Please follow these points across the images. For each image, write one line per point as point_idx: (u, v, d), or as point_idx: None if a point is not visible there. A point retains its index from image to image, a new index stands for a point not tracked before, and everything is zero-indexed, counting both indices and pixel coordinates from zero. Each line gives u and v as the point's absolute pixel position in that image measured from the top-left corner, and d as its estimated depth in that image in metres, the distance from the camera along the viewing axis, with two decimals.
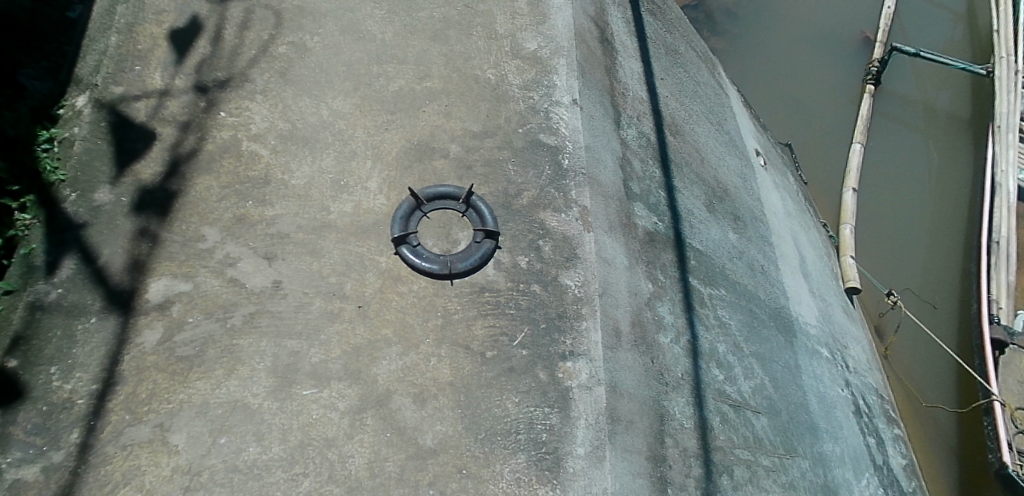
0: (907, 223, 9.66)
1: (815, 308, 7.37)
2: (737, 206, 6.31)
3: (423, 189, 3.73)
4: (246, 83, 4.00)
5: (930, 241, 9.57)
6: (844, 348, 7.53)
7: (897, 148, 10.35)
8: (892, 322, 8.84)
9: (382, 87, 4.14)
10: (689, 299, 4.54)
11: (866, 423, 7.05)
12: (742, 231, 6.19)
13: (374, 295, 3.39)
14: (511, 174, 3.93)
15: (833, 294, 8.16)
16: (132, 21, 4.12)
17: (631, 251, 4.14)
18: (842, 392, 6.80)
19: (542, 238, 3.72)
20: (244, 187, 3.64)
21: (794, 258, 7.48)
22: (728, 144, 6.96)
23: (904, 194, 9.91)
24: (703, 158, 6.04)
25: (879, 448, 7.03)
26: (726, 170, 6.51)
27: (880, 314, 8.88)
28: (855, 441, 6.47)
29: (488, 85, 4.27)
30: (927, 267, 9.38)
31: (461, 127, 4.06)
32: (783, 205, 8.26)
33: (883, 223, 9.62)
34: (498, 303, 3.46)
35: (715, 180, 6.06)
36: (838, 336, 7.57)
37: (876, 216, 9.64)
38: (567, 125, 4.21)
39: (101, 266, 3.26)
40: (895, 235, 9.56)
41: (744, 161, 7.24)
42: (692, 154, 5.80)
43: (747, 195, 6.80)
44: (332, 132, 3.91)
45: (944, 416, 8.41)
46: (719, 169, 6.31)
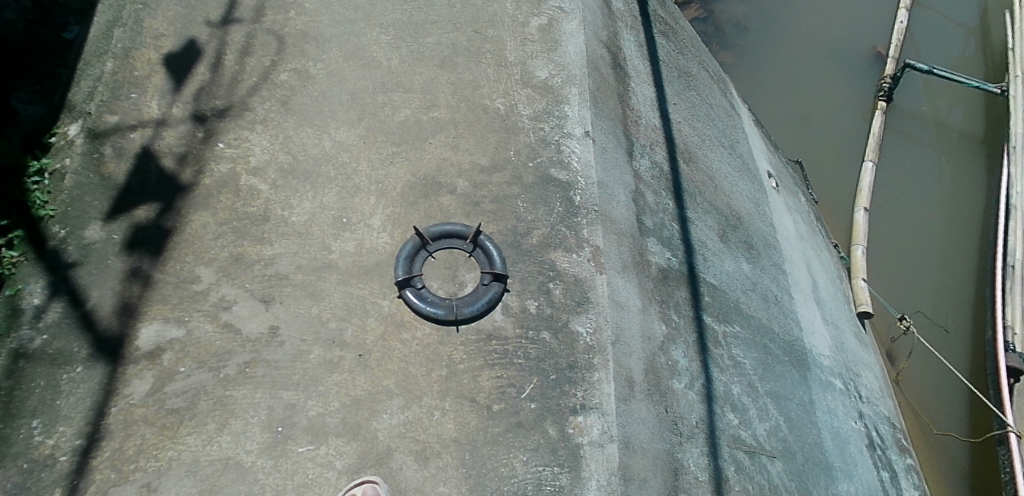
0: (918, 246, 9.40)
1: (828, 337, 7.17)
2: (750, 234, 6.13)
3: (428, 227, 3.56)
4: (246, 112, 3.86)
5: (943, 265, 9.28)
6: (856, 377, 7.32)
7: (908, 167, 10.08)
8: (904, 348, 8.64)
9: (387, 117, 3.99)
10: (704, 340, 4.35)
11: (880, 457, 6.84)
12: (756, 260, 6.01)
13: (376, 342, 3.23)
14: (520, 211, 3.76)
15: (844, 318, 7.95)
16: (129, 45, 3.99)
17: (644, 292, 3.96)
18: (856, 425, 6.61)
19: (553, 280, 3.55)
20: (242, 223, 3.49)
21: (807, 285, 7.29)
22: (741, 168, 6.81)
23: (916, 216, 9.64)
24: (717, 186, 5.86)
25: (893, 482, 6.81)
26: (739, 197, 6.33)
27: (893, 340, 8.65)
28: (869, 477, 6.27)
29: (497, 115, 4.10)
30: (940, 292, 9.10)
31: (469, 161, 3.90)
32: (795, 227, 8.07)
33: (896, 245, 9.37)
34: (506, 353, 3.30)
35: (728, 207, 5.88)
36: (851, 364, 7.36)
37: (887, 239, 9.41)
38: (579, 159, 4.02)
39: (90, 309, 3.12)
40: (907, 258, 9.31)
41: (757, 185, 7.08)
42: (705, 183, 5.62)
43: (760, 221, 6.63)
44: (334, 165, 3.75)
45: (956, 445, 8.15)
46: (733, 197, 6.13)
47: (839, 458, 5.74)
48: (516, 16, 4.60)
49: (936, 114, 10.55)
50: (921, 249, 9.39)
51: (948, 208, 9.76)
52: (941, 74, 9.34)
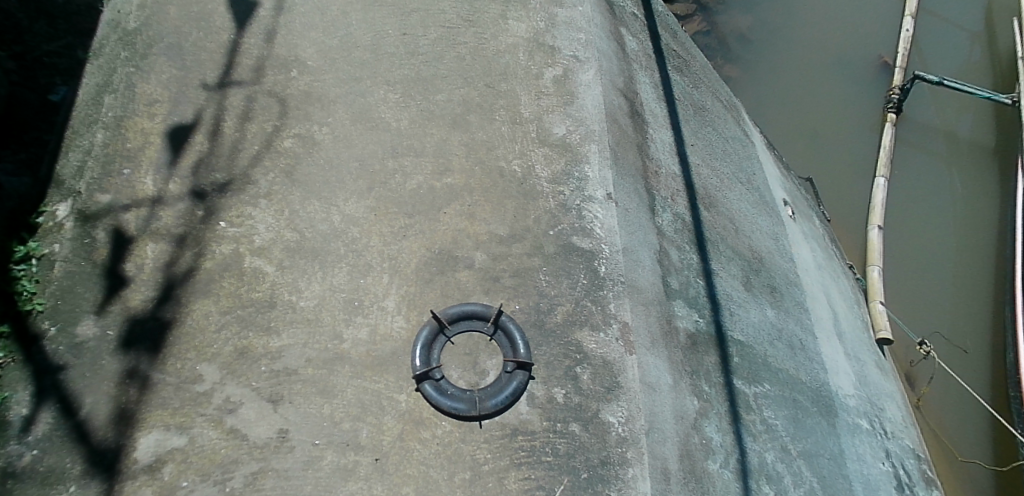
0: (933, 262, 8.57)
1: (851, 369, 6.47)
2: (773, 276, 5.85)
3: (446, 309, 3.34)
4: (249, 185, 3.66)
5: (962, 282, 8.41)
6: (881, 410, 6.54)
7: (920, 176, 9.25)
8: (925, 374, 7.77)
9: (398, 185, 3.77)
10: (736, 408, 4.09)
11: None
12: (781, 304, 5.71)
13: (393, 443, 3.01)
14: (543, 285, 3.53)
15: (863, 347, 7.09)
16: (121, 114, 3.79)
17: (674, 364, 3.72)
18: (884, 467, 5.92)
19: (580, 364, 3.32)
20: (247, 311, 3.28)
21: (826, 314, 6.70)
22: (758, 202, 6.53)
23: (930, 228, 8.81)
24: (737, 228, 5.60)
25: None
26: (759, 235, 6.06)
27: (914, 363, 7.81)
28: None
29: (514, 179, 3.89)
30: (960, 312, 8.24)
31: (486, 231, 3.67)
32: (813, 254, 7.45)
33: (911, 262, 8.54)
34: (533, 450, 3.06)
35: (750, 250, 5.59)
36: (875, 398, 6.59)
37: (903, 254, 8.59)
38: (602, 225, 3.79)
39: (83, 418, 2.95)
40: (922, 275, 8.47)
41: (775, 216, 6.77)
42: (725, 226, 5.35)
43: (781, 257, 6.32)
44: (344, 241, 3.54)
45: (982, 475, 7.29)
46: (753, 236, 5.86)
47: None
48: (530, 68, 4.41)
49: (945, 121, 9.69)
50: (938, 266, 8.54)
51: (964, 219, 8.88)
52: (951, 83, 8.82)
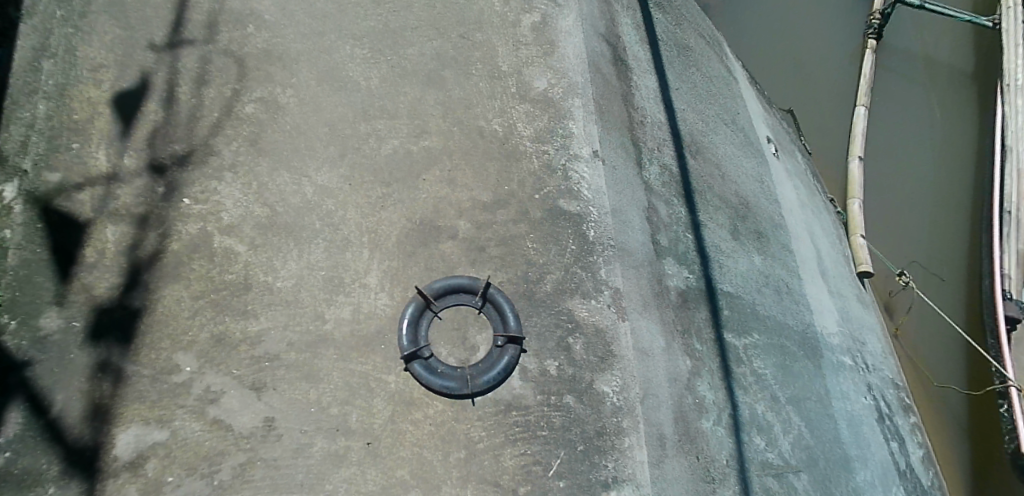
0: (911, 190, 8.02)
1: (833, 307, 6.29)
2: (759, 221, 5.74)
3: (431, 283, 3.22)
4: (212, 156, 3.39)
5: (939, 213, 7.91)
6: (862, 346, 6.41)
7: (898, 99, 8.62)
8: (903, 303, 7.40)
9: (374, 151, 3.55)
10: (727, 363, 4.07)
11: (890, 428, 6.04)
12: (767, 249, 5.62)
13: (385, 426, 2.92)
14: (530, 252, 3.40)
15: (842, 281, 6.78)
16: (63, 81, 3.43)
17: (666, 325, 3.66)
18: (865, 402, 5.90)
19: (572, 334, 3.24)
20: (221, 295, 3.10)
21: (810, 253, 6.48)
22: (743, 143, 6.34)
23: (908, 153, 8.24)
24: (724, 174, 5.43)
25: (902, 451, 6.03)
26: (745, 178, 5.94)
27: (890, 293, 7.39)
28: (881, 455, 5.64)
29: (496, 139, 3.69)
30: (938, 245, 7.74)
31: (469, 197, 3.50)
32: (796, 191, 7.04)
33: (890, 191, 7.98)
34: (528, 425, 3.01)
35: (737, 197, 5.46)
36: (856, 333, 6.42)
37: (882, 182, 8.02)
38: (589, 185, 3.64)
39: (56, 417, 2.78)
40: (901, 205, 7.92)
41: (760, 157, 6.58)
42: (712, 174, 5.20)
43: (766, 200, 6.19)
44: (320, 215, 3.35)
45: (955, 399, 7.08)
46: (739, 182, 5.74)
47: (858, 447, 5.33)
48: (506, 15, 4.12)
49: (924, 45, 9.06)
50: (914, 196, 7.99)
51: (941, 145, 8.30)
52: (933, 7, 8.45)
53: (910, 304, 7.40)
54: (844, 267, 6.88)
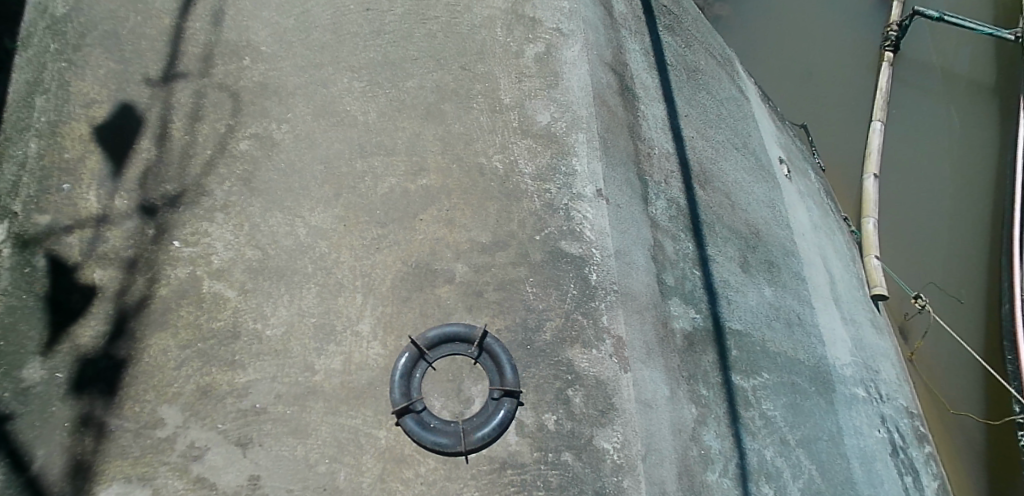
0: (925, 206, 7.59)
1: (847, 335, 6.00)
2: (770, 250, 5.55)
3: (425, 332, 3.10)
4: (204, 196, 3.26)
5: (954, 231, 7.45)
6: (878, 374, 6.10)
7: (914, 111, 8.21)
8: (920, 326, 6.93)
9: (369, 189, 3.42)
10: (734, 407, 3.91)
11: (905, 461, 5.73)
12: (777, 279, 5.42)
13: (374, 485, 2.83)
14: (529, 298, 3.28)
15: (858, 304, 6.45)
16: (55, 118, 3.31)
17: (671, 371, 3.50)
18: (879, 434, 5.61)
19: (572, 386, 3.11)
20: (209, 344, 2.99)
21: (823, 277, 6.19)
22: (754, 167, 6.14)
23: (924, 167, 7.82)
24: (733, 203, 5.24)
25: (917, 484, 5.70)
26: (756, 204, 5.78)
27: (905, 315, 6.97)
28: (895, 492, 5.35)
29: (496, 177, 3.57)
30: (951, 264, 7.30)
31: (467, 239, 3.37)
32: (809, 213, 6.72)
33: (903, 206, 7.56)
34: (523, 485, 2.90)
35: (747, 226, 5.27)
36: (871, 362, 6.11)
37: (896, 196, 7.59)
38: (592, 226, 3.51)
39: (36, 473, 2.68)
40: (915, 221, 7.49)
41: (772, 180, 6.36)
42: (721, 203, 5.04)
43: (777, 226, 5.98)
44: (312, 257, 3.22)
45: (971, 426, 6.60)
46: (750, 209, 5.58)
47: (870, 485, 5.13)
48: (509, 45, 4.00)
49: (943, 57, 8.63)
50: (927, 211, 7.56)
51: (958, 161, 7.87)
52: (952, 19, 7.96)
53: (927, 328, 6.94)
54: (859, 290, 6.56)
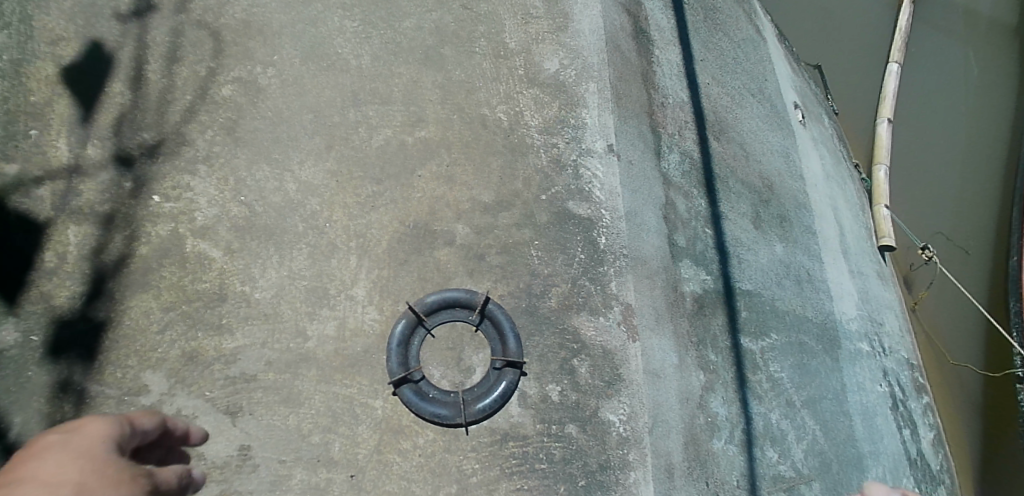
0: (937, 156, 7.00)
1: (852, 287, 5.59)
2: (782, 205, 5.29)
3: (424, 297, 2.93)
4: (185, 146, 2.97)
5: (967, 185, 6.89)
6: (882, 327, 5.70)
7: (934, 50, 7.47)
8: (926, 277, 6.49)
9: (362, 141, 3.16)
10: (744, 370, 3.75)
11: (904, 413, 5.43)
12: (788, 234, 5.18)
13: (370, 457, 2.72)
14: (534, 263, 3.09)
15: (864, 256, 6.01)
16: (18, 56, 2.95)
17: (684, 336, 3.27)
18: (880, 390, 5.28)
19: (577, 356, 2.97)
20: (194, 308, 2.78)
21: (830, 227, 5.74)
22: (769, 113, 5.78)
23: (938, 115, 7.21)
24: (748, 153, 4.95)
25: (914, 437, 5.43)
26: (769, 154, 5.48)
27: (911, 266, 6.52)
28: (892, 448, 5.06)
29: (500, 130, 3.31)
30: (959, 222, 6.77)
31: (468, 198, 3.15)
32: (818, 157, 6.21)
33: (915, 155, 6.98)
34: (525, 458, 2.79)
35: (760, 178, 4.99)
36: (876, 314, 5.71)
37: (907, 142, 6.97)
38: (602, 185, 3.28)
39: (14, 442, 2.52)
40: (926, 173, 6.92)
41: (785, 124, 5.90)
42: (736, 155, 4.77)
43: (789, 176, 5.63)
44: (302, 216, 2.98)
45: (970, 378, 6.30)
46: (764, 162, 5.30)
47: (873, 440, 4.92)
48: None
49: None
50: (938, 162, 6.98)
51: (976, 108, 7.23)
52: None
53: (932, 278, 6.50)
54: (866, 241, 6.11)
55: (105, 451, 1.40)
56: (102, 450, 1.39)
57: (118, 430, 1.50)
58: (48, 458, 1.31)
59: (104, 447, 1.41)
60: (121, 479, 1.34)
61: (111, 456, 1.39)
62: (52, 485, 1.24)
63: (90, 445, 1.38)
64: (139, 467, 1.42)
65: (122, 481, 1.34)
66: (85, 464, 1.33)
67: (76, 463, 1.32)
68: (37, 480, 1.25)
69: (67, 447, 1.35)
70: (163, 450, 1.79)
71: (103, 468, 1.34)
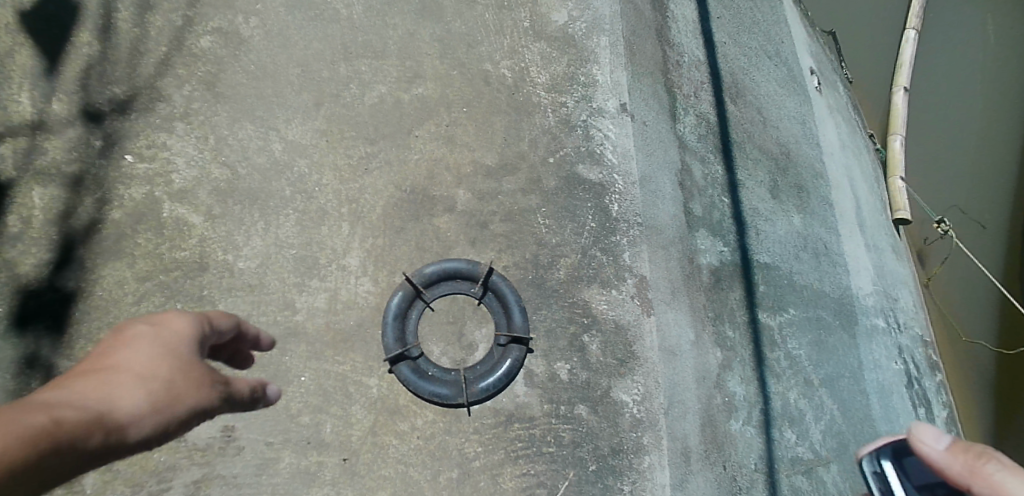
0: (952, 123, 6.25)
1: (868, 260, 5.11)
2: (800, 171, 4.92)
3: (422, 268, 2.71)
4: (160, 101, 2.73)
5: (981, 157, 6.14)
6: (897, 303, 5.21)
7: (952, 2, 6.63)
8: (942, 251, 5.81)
9: (354, 98, 2.90)
10: (761, 348, 3.53)
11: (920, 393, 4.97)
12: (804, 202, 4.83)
13: (364, 440, 2.51)
14: (542, 231, 2.86)
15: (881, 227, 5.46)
16: None
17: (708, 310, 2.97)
18: (897, 368, 4.84)
19: (588, 331, 2.75)
20: (172, 277, 2.55)
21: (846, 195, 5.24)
22: (785, 73, 5.33)
23: (955, 79, 6.44)
24: (765, 118, 4.63)
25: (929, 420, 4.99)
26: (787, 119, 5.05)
27: (925, 240, 5.84)
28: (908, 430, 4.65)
29: (504, 87, 3.04)
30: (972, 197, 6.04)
31: (470, 161, 2.91)
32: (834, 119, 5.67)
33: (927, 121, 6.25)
34: (531, 440, 2.59)
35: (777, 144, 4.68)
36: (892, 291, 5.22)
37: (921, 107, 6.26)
38: (614, 148, 3.03)
39: None
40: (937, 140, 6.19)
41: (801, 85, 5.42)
42: (753, 120, 4.49)
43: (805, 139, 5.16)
44: (290, 178, 2.75)
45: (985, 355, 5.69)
46: (780, 124, 4.94)
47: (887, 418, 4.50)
48: None
49: None
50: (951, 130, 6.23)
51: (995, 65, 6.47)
52: None
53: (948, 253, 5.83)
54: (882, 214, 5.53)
55: (189, 353, 1.41)
56: (185, 351, 1.41)
57: (201, 330, 1.49)
58: (136, 353, 1.35)
59: (188, 348, 1.42)
60: (199, 387, 1.36)
61: (192, 359, 1.40)
62: (135, 390, 1.27)
63: (175, 345, 1.40)
64: (217, 373, 1.44)
65: (200, 389, 1.36)
66: (168, 368, 1.35)
67: (161, 366, 1.35)
68: (126, 377, 1.29)
69: (155, 345, 1.37)
70: (236, 347, 1.75)
71: (186, 373, 1.36)
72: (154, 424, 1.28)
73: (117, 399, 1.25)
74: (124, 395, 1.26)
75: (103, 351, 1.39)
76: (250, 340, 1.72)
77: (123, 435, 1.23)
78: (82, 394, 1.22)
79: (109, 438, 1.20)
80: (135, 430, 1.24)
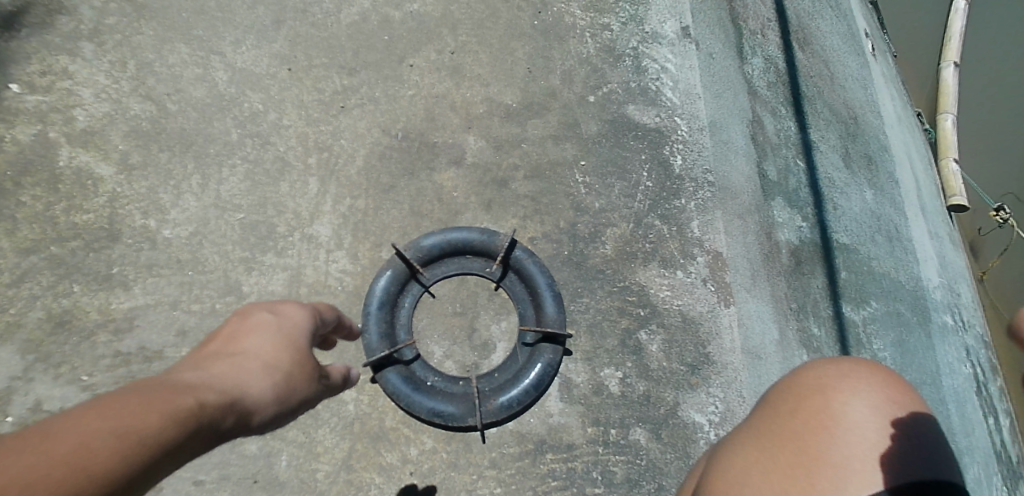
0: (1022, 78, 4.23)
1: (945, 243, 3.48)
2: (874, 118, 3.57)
3: (420, 239, 1.97)
4: (62, 15, 2.03)
5: None
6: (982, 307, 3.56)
7: None
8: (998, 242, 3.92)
9: (329, 15, 2.18)
10: (848, 350, 2.15)
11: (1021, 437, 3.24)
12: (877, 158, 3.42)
13: (336, 478, 1.79)
14: (579, 191, 2.12)
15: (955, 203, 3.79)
16: None
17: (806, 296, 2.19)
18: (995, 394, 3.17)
19: (646, 327, 2.02)
20: (66, 249, 1.83)
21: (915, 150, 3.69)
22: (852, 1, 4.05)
23: None
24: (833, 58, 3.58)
25: None
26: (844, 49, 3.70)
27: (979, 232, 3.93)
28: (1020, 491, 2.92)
29: (524, 4, 2.31)
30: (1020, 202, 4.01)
31: (481, 98, 2.17)
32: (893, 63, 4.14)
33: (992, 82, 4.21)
34: (571, 478, 1.86)
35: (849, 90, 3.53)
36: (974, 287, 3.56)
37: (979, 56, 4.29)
38: (674, 83, 2.28)
39: None
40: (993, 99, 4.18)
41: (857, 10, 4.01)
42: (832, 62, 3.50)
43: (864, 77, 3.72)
44: (238, 117, 2.02)
45: None
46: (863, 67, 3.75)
47: (966, 432, 2.83)
48: None
49: None
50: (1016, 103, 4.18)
51: None
52: None
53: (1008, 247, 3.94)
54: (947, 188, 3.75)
55: (305, 345, 1.19)
56: (301, 343, 1.19)
57: (310, 326, 1.28)
58: (258, 337, 1.11)
59: (303, 340, 1.20)
60: (310, 378, 1.14)
61: (309, 350, 1.18)
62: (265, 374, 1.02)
63: (293, 337, 1.17)
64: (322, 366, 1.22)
65: (311, 382, 1.14)
66: (290, 356, 1.12)
67: (283, 353, 1.12)
68: (255, 359, 1.04)
69: (275, 332, 1.14)
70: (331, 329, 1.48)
71: (305, 364, 1.13)
72: (273, 414, 1.03)
73: (249, 380, 0.99)
74: (256, 374, 1.01)
75: (212, 342, 1.13)
76: (327, 339, 1.48)
77: (249, 424, 0.97)
78: (215, 373, 0.94)
79: (237, 426, 0.93)
80: (262, 417, 0.99)
